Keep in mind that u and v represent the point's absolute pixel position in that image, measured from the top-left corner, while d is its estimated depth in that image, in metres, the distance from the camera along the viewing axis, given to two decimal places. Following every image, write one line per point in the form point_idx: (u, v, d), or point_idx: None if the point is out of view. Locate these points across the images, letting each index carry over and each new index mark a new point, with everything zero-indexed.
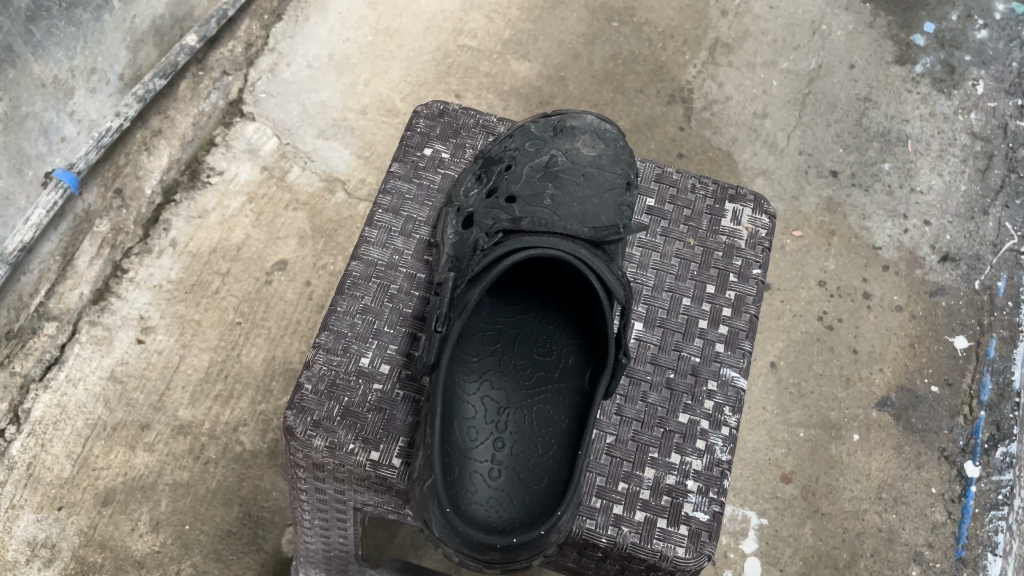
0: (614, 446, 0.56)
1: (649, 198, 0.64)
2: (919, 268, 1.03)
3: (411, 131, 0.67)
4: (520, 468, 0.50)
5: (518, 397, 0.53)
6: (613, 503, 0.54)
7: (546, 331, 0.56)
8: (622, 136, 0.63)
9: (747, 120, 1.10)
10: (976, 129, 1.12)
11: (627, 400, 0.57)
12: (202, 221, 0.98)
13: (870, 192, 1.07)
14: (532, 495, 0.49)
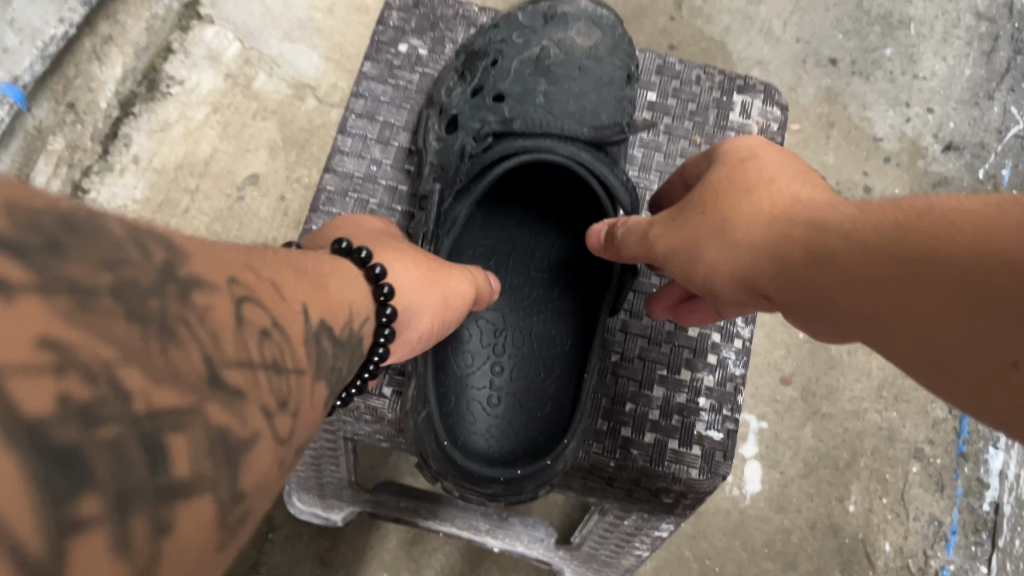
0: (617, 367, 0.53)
1: (650, 93, 0.60)
2: (920, 159, 0.99)
3: (384, 25, 0.61)
4: (517, 394, 0.47)
5: (515, 318, 0.51)
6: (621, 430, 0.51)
7: (543, 246, 0.52)
8: (620, 24, 0.57)
9: (741, 7, 1.04)
10: (980, 10, 1.06)
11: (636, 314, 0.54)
12: (165, 135, 0.92)
13: (871, 80, 1.02)
14: (527, 419, 0.46)
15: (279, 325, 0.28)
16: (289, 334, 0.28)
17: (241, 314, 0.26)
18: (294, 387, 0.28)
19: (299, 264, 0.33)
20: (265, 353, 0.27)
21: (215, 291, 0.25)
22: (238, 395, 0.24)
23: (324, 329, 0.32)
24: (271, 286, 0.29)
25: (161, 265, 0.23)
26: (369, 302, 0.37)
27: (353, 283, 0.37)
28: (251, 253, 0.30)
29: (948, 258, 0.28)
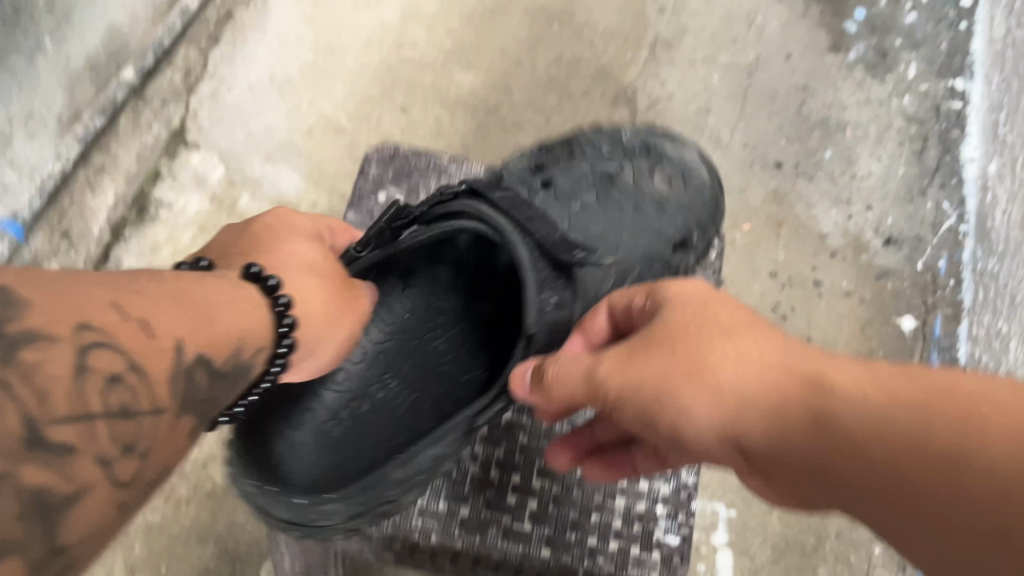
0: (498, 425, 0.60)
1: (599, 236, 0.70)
2: (864, 253, 1.06)
3: (365, 176, 0.71)
4: (365, 487, 0.54)
5: (393, 382, 0.62)
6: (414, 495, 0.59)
7: (436, 341, 0.64)
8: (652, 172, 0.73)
9: (691, 118, 1.12)
10: (910, 113, 1.14)
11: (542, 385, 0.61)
12: (153, 257, 0.97)
13: (814, 180, 1.10)
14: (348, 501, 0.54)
15: (141, 369, 0.42)
16: (144, 373, 0.42)
17: (84, 365, 0.39)
18: (149, 430, 0.42)
19: (192, 297, 0.49)
20: (110, 401, 0.40)
21: (49, 346, 0.38)
22: (60, 446, 0.37)
23: (199, 364, 0.46)
24: (139, 326, 0.43)
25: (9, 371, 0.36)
26: (261, 336, 0.52)
27: (256, 317, 0.52)
28: (137, 299, 0.45)
29: (970, 466, 0.36)
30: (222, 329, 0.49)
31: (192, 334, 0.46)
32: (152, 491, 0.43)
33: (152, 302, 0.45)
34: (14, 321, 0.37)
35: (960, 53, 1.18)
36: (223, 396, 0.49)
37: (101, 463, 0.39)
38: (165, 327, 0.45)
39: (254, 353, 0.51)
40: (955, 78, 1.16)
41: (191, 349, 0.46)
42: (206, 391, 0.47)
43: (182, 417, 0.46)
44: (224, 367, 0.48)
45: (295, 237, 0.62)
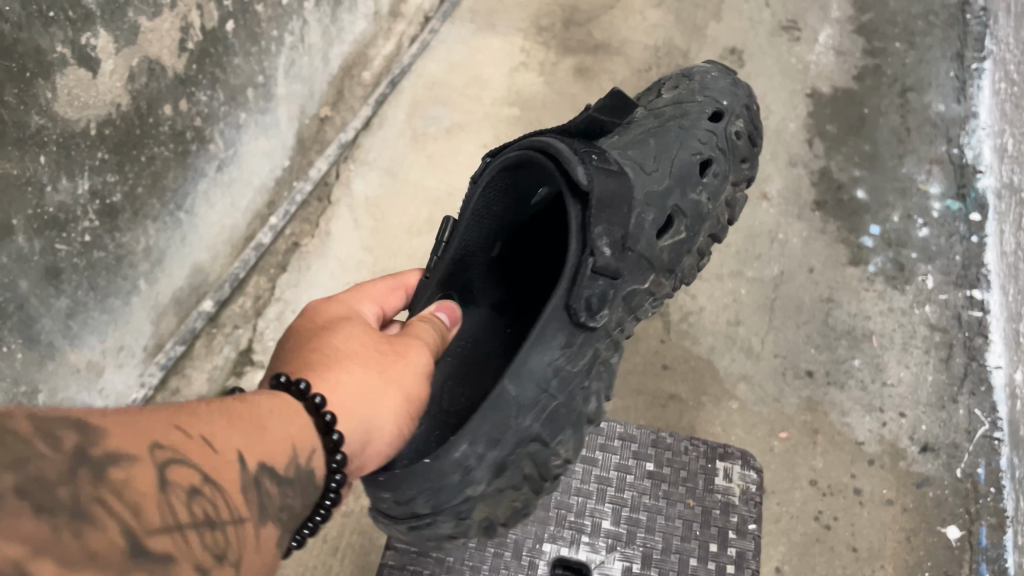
0: (604, 336, 0.71)
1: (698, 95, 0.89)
2: (902, 460, 1.09)
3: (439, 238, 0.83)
4: (492, 437, 0.63)
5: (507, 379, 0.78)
6: (542, 444, 0.67)
7: None
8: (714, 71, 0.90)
9: (722, 328, 1.17)
10: (933, 321, 1.18)
11: (631, 279, 0.73)
12: None
13: (845, 389, 1.14)
14: (472, 436, 0.62)
15: (214, 482, 0.44)
16: (220, 484, 0.45)
17: (166, 480, 0.41)
18: (229, 535, 0.44)
19: (246, 416, 0.51)
20: (195, 504, 0.42)
21: (137, 460, 0.40)
22: (169, 554, 0.39)
23: (263, 471, 0.49)
24: (204, 443, 0.45)
25: (118, 477, 0.39)
26: (310, 440, 0.55)
27: (299, 424, 0.55)
28: (191, 414, 0.47)
29: None
30: (271, 438, 0.52)
31: (252, 446, 0.49)
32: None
33: (213, 420, 0.48)
34: (99, 447, 0.39)
35: (975, 264, 1.23)
36: (292, 501, 0.52)
37: (198, 569, 0.40)
38: (226, 442, 0.47)
39: (307, 459, 0.54)
40: (972, 288, 1.21)
41: (254, 461, 0.49)
42: (274, 495, 0.50)
43: (260, 526, 0.48)
44: (287, 474, 0.52)
45: (322, 334, 0.68)
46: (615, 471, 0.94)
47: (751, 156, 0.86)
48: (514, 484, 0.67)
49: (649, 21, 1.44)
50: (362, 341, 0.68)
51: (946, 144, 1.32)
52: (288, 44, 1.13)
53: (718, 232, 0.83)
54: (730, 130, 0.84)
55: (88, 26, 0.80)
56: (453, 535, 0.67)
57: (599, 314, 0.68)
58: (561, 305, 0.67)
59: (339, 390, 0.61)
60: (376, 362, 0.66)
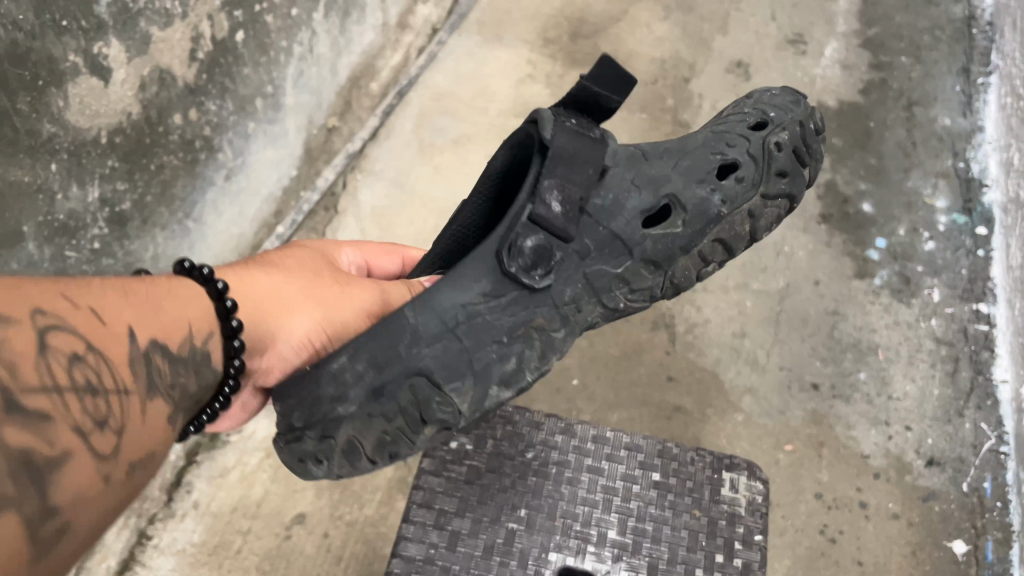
0: (549, 304, 0.70)
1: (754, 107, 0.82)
2: (908, 474, 1.08)
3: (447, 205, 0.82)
4: (376, 359, 0.66)
5: None
6: (432, 381, 0.68)
7: None
8: (784, 90, 0.82)
9: (727, 340, 1.17)
10: (939, 335, 1.18)
11: (591, 254, 0.71)
12: (222, 480, 1.05)
13: (851, 402, 1.13)
14: (355, 351, 0.66)
15: (97, 352, 0.48)
16: (110, 358, 0.49)
17: (45, 344, 0.44)
18: (111, 403, 0.48)
19: (141, 295, 0.56)
20: (79, 375, 0.46)
21: (27, 333, 0.44)
22: (45, 421, 0.43)
23: (156, 348, 0.53)
24: (96, 317, 0.49)
25: (9, 354, 0.42)
26: (208, 323, 0.60)
27: (200, 307, 0.60)
28: (93, 293, 0.51)
29: None
30: (167, 317, 0.56)
31: (142, 323, 0.53)
32: (135, 466, 0.49)
33: (102, 295, 0.52)
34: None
35: (981, 278, 1.23)
36: (183, 379, 0.56)
37: (76, 431, 0.44)
38: (121, 316, 0.52)
39: (203, 339, 0.59)
40: (979, 302, 1.21)
41: (143, 336, 0.53)
42: (163, 372, 0.54)
43: (147, 402, 0.52)
44: (179, 351, 0.56)
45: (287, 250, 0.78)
46: (621, 481, 0.94)
47: (796, 172, 0.75)
48: (387, 414, 0.68)
49: (656, 34, 1.45)
50: (317, 266, 0.76)
51: (951, 158, 1.32)
52: (297, 55, 1.13)
53: (728, 240, 0.75)
54: (769, 139, 0.75)
55: (101, 35, 0.80)
56: (317, 455, 0.70)
57: (536, 274, 0.69)
58: (491, 251, 0.69)
59: (269, 287, 0.69)
60: (310, 282, 0.72)
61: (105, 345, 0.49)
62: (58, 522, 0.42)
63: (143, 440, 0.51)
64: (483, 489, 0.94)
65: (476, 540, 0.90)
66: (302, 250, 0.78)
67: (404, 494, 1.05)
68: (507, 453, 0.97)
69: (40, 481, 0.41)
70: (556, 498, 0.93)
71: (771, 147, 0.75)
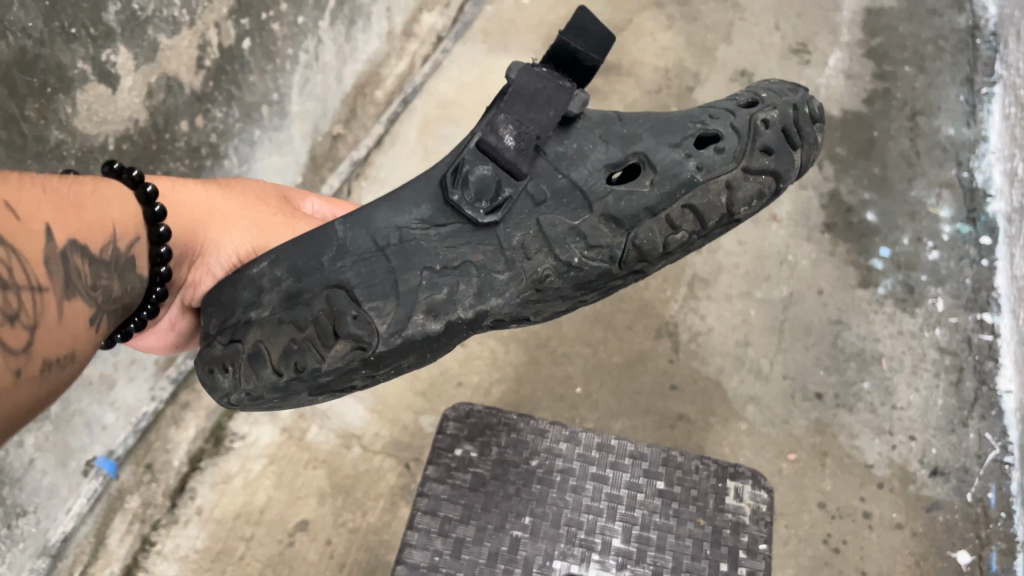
0: (493, 245, 0.63)
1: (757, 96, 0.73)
2: (912, 484, 1.08)
3: None
4: (298, 267, 0.62)
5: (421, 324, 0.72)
6: (351, 295, 0.61)
7: None
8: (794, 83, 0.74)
9: (731, 349, 1.17)
10: (943, 344, 1.18)
11: (546, 201, 0.64)
12: (226, 486, 1.05)
13: (855, 411, 1.13)
14: (277, 257, 0.63)
15: (9, 248, 0.49)
16: (21, 253, 0.50)
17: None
18: (23, 300, 0.50)
19: (62, 192, 0.56)
20: None
21: None
22: None
23: (73, 248, 0.54)
24: (8, 210, 0.50)
25: None
26: (135, 229, 0.61)
27: (126, 208, 0.61)
28: (10, 187, 0.52)
29: None
30: (91, 218, 0.57)
31: (63, 221, 0.54)
32: (49, 358, 0.52)
33: (19, 192, 0.52)
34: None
35: (985, 287, 1.23)
36: (104, 282, 0.58)
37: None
38: (36, 213, 0.52)
39: (128, 245, 0.60)
40: (982, 312, 1.21)
41: (62, 236, 0.53)
42: (83, 272, 0.55)
43: (64, 300, 0.54)
44: (100, 253, 0.57)
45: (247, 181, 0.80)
46: (626, 489, 0.94)
47: (786, 154, 0.66)
48: (299, 320, 0.61)
49: (660, 43, 1.45)
50: (271, 200, 0.78)
51: (955, 168, 1.33)
52: (303, 62, 1.14)
53: (704, 211, 0.64)
54: (755, 115, 0.66)
55: (109, 42, 0.81)
56: (224, 360, 0.64)
57: (479, 207, 0.62)
58: (439, 181, 0.63)
59: (216, 205, 0.72)
60: (251, 207, 0.74)
61: (19, 243, 0.50)
62: None
63: (55, 340, 0.53)
64: (488, 496, 0.94)
65: (481, 548, 0.90)
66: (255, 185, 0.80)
67: (407, 501, 1.05)
68: (512, 460, 0.98)
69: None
70: (560, 506, 0.94)
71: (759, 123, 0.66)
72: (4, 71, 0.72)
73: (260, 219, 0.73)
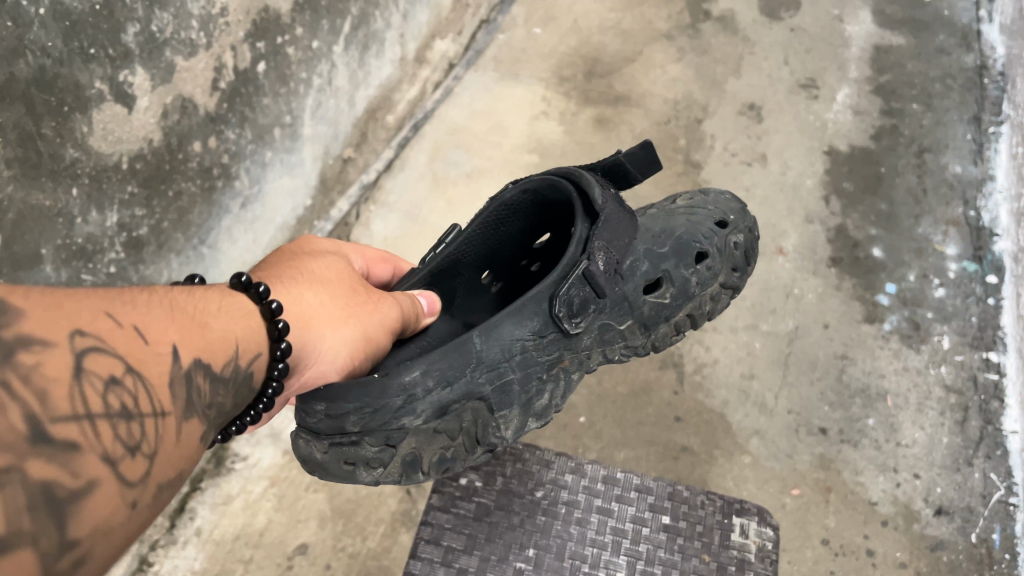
0: (571, 347, 0.78)
1: (706, 199, 0.96)
2: (916, 522, 1.07)
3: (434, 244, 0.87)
4: (444, 375, 0.69)
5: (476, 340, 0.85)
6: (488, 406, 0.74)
7: None
8: (724, 194, 0.98)
9: (737, 382, 1.17)
10: (948, 382, 1.17)
11: (607, 310, 0.79)
12: (226, 507, 1.05)
13: (860, 447, 1.13)
14: (427, 368, 0.68)
15: (137, 372, 0.47)
16: (144, 374, 0.47)
17: (82, 368, 0.43)
18: (147, 427, 0.46)
19: (185, 311, 0.55)
20: (110, 390, 0.44)
21: (55, 345, 0.42)
22: (66, 441, 0.40)
23: (196, 366, 0.52)
24: (134, 333, 0.48)
25: (25, 369, 0.40)
26: (256, 343, 0.60)
27: (243, 327, 0.59)
28: (132, 307, 0.50)
29: None
30: (211, 335, 0.55)
31: (187, 341, 0.52)
32: (164, 490, 0.48)
33: (145, 312, 0.50)
34: (12, 329, 0.40)
35: (990, 326, 1.22)
36: (220, 400, 0.55)
37: (108, 461, 0.42)
38: (160, 333, 0.50)
39: (246, 361, 0.59)
40: (988, 350, 1.20)
41: (186, 355, 0.51)
42: (202, 392, 0.53)
43: (183, 422, 0.50)
44: (218, 372, 0.55)
45: (310, 255, 0.77)
46: (631, 523, 0.93)
47: (741, 267, 0.92)
48: (452, 431, 0.73)
49: (670, 75, 1.46)
50: (343, 275, 0.76)
51: (962, 206, 1.33)
52: (316, 86, 1.15)
53: (696, 316, 0.89)
54: (730, 239, 0.91)
55: (126, 63, 0.82)
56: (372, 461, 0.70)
57: (571, 323, 0.75)
58: (545, 296, 0.73)
59: (314, 306, 0.69)
60: (344, 297, 0.73)
61: (139, 363, 0.47)
62: (75, 553, 0.40)
63: (171, 465, 0.48)
64: (491, 527, 0.94)
65: None
66: (326, 261, 0.77)
67: (408, 527, 1.04)
68: (517, 491, 0.97)
69: (60, 518, 0.39)
70: (564, 539, 0.93)
71: (732, 248, 0.91)
72: (22, 89, 0.73)
73: (349, 311, 0.72)
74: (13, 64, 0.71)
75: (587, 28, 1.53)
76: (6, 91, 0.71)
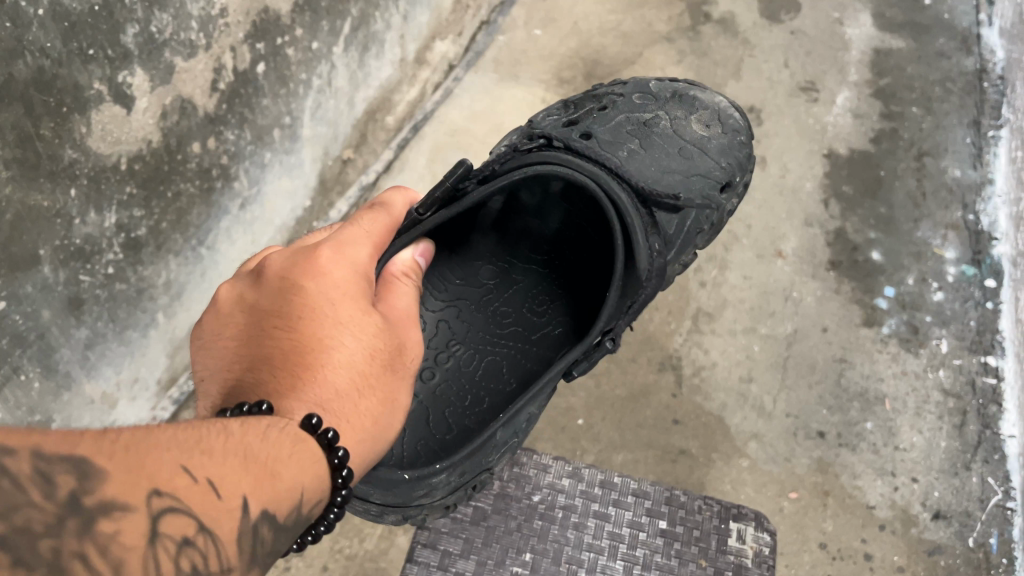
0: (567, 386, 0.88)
1: (721, 145, 0.96)
2: (914, 527, 1.08)
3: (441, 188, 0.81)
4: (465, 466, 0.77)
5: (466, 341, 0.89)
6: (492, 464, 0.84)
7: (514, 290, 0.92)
8: (736, 135, 0.99)
9: (735, 385, 1.17)
10: (946, 386, 1.17)
11: None
12: None
13: (858, 451, 1.13)
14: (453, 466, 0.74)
15: (207, 532, 0.45)
16: (215, 535, 0.45)
17: (157, 532, 0.42)
18: None
19: (262, 455, 0.51)
20: (180, 556, 0.42)
21: (130, 510, 0.41)
22: None
23: (265, 519, 0.49)
24: (210, 489, 0.45)
25: (98, 532, 0.39)
26: (320, 488, 0.56)
27: (312, 471, 0.55)
28: (211, 456, 0.47)
29: None
30: (284, 484, 0.51)
31: (259, 493, 0.49)
32: None
33: (223, 461, 0.47)
34: (97, 495, 0.40)
35: (989, 330, 1.23)
36: (281, 550, 0.52)
37: None
38: (234, 486, 0.47)
39: (309, 506, 0.55)
40: (987, 355, 1.20)
41: (256, 508, 0.48)
42: (267, 545, 0.50)
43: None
44: (286, 522, 0.51)
45: (347, 315, 0.66)
46: (628, 528, 0.94)
47: (720, 227, 1.00)
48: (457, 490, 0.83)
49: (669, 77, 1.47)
50: (382, 339, 0.68)
51: (961, 210, 1.33)
52: (315, 87, 1.15)
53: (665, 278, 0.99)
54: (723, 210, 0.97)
55: (126, 64, 0.82)
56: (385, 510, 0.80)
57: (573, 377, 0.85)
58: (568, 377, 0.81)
59: (365, 411, 0.64)
60: (387, 387, 0.67)
61: (209, 522, 0.45)
62: None
63: None
64: (489, 531, 0.94)
65: None
66: (363, 322, 0.67)
67: (405, 529, 1.04)
68: (513, 495, 0.96)
69: None
70: (562, 543, 0.93)
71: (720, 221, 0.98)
72: (20, 91, 0.72)
73: (393, 399, 0.67)
74: (11, 66, 0.71)
75: (588, 29, 1.53)
76: (5, 92, 0.71)
